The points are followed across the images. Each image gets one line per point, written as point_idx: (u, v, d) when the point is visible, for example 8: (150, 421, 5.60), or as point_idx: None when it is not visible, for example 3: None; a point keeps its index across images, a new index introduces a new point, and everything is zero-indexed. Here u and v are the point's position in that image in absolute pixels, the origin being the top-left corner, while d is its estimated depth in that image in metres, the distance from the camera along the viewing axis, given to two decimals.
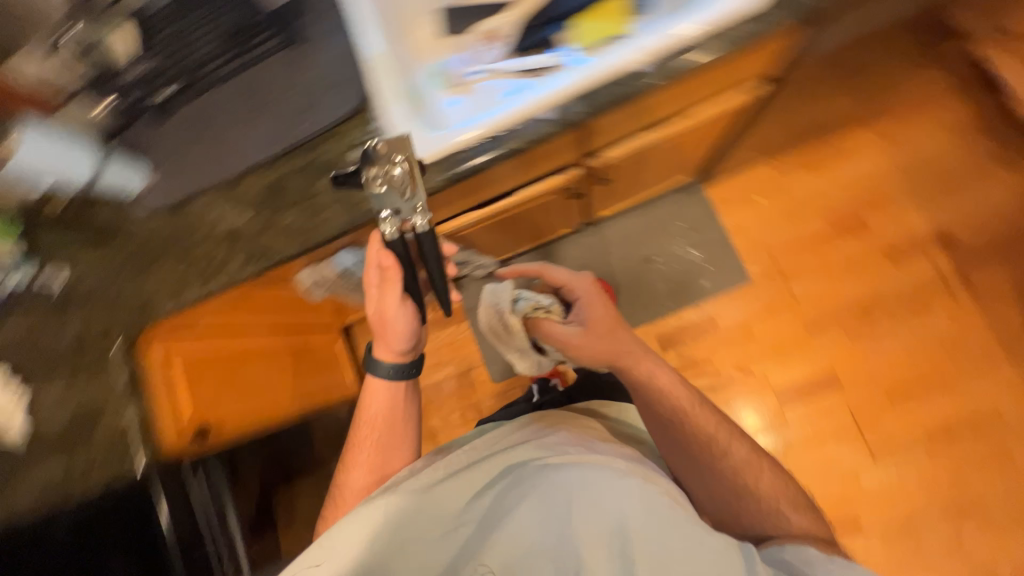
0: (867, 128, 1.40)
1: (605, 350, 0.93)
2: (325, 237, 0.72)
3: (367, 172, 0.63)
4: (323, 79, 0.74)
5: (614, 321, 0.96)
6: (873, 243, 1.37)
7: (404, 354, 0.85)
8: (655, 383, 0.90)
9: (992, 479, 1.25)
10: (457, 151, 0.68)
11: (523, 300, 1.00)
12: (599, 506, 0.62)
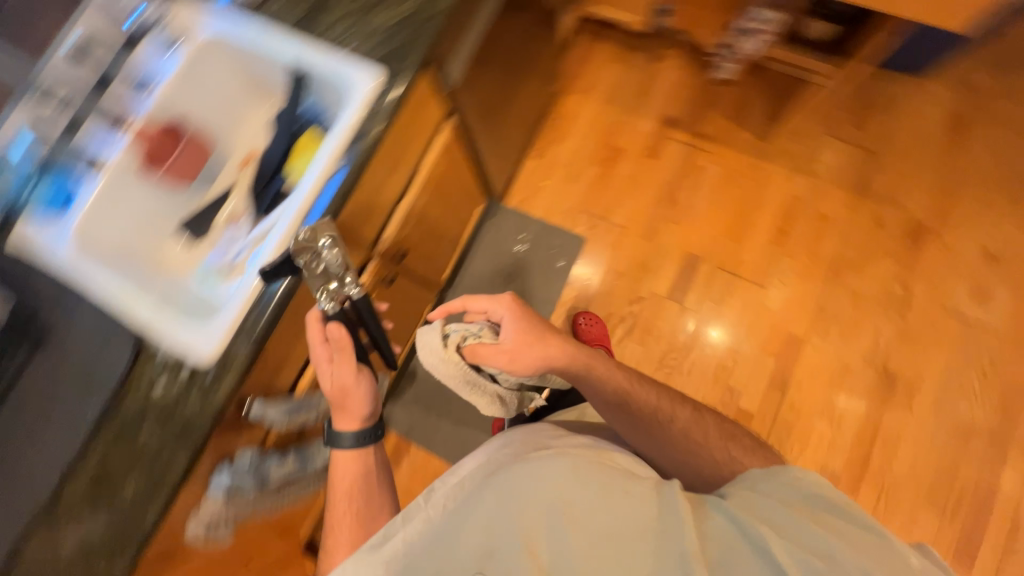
0: (568, 90, 1.74)
1: (542, 354, 0.99)
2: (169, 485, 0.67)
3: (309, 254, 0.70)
4: (97, 342, 0.74)
5: (549, 333, 1.01)
6: (634, 155, 1.66)
7: (367, 420, 0.87)
8: (594, 377, 1.01)
9: (830, 238, 1.52)
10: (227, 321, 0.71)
11: (454, 334, 1.04)
12: (545, 486, 0.74)
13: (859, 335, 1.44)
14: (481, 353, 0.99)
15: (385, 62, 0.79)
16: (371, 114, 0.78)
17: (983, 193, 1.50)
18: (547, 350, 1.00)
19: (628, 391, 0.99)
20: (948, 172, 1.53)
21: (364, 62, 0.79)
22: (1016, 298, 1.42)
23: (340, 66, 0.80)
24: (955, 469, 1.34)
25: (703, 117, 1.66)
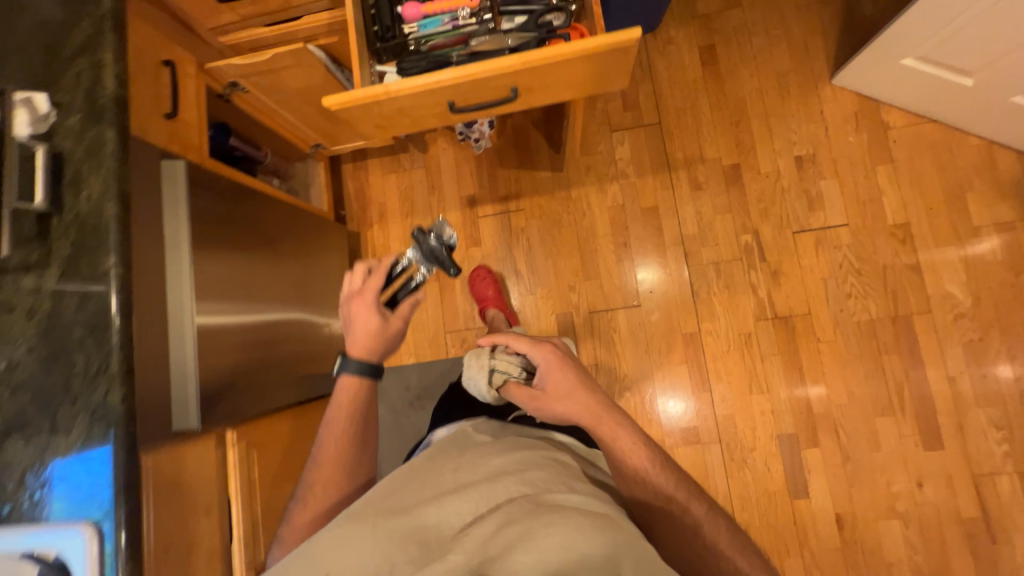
0: (364, 225, 1.63)
1: (565, 410, 0.86)
2: None
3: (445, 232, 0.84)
4: None
5: (581, 391, 0.86)
6: (460, 250, 1.59)
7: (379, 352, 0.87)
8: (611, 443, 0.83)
9: (668, 226, 1.50)
10: None
11: (498, 370, 0.97)
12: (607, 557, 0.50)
13: (740, 299, 1.44)
14: (511, 391, 0.94)
15: (96, 503, 0.69)
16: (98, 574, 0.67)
17: (766, 107, 1.48)
18: (576, 400, 0.86)
19: (644, 464, 0.81)
20: (729, 104, 1.50)
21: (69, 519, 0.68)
22: (846, 184, 1.43)
23: (39, 536, 0.67)
24: (882, 369, 1.36)
25: (497, 180, 1.58)
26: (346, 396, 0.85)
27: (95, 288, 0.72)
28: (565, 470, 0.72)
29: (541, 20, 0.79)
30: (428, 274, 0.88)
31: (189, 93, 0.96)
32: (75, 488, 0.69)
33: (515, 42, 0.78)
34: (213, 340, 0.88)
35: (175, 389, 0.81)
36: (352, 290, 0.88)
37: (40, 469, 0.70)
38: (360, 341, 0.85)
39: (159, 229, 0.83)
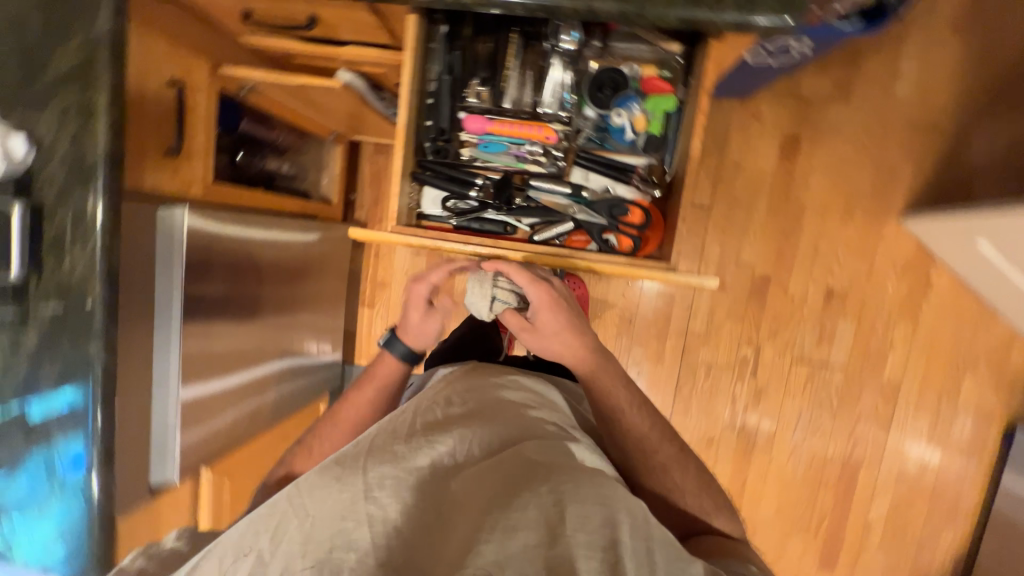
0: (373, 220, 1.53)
1: (550, 352, 0.73)
2: None
3: (529, 154, 0.75)
4: None
5: (574, 334, 0.72)
6: (464, 272, 1.53)
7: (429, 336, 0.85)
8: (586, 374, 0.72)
9: (676, 315, 1.46)
10: None
11: (499, 299, 0.75)
12: (608, 503, 0.50)
13: (717, 403, 1.48)
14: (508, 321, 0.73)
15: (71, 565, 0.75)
16: None
17: (822, 225, 1.38)
18: (572, 341, 0.72)
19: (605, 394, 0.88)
20: (785, 210, 1.38)
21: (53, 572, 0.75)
22: (862, 329, 1.41)
23: None
24: (814, 498, 1.48)
25: None
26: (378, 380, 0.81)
27: (77, 374, 0.69)
28: (534, 397, 0.75)
29: (613, 210, 0.73)
30: (482, 180, 0.75)
31: (195, 112, 0.84)
32: (36, 554, 0.75)
33: (579, 215, 0.74)
34: (197, 399, 0.87)
35: (155, 440, 0.84)
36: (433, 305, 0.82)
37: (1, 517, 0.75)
38: (414, 330, 0.83)
39: (150, 279, 0.80)
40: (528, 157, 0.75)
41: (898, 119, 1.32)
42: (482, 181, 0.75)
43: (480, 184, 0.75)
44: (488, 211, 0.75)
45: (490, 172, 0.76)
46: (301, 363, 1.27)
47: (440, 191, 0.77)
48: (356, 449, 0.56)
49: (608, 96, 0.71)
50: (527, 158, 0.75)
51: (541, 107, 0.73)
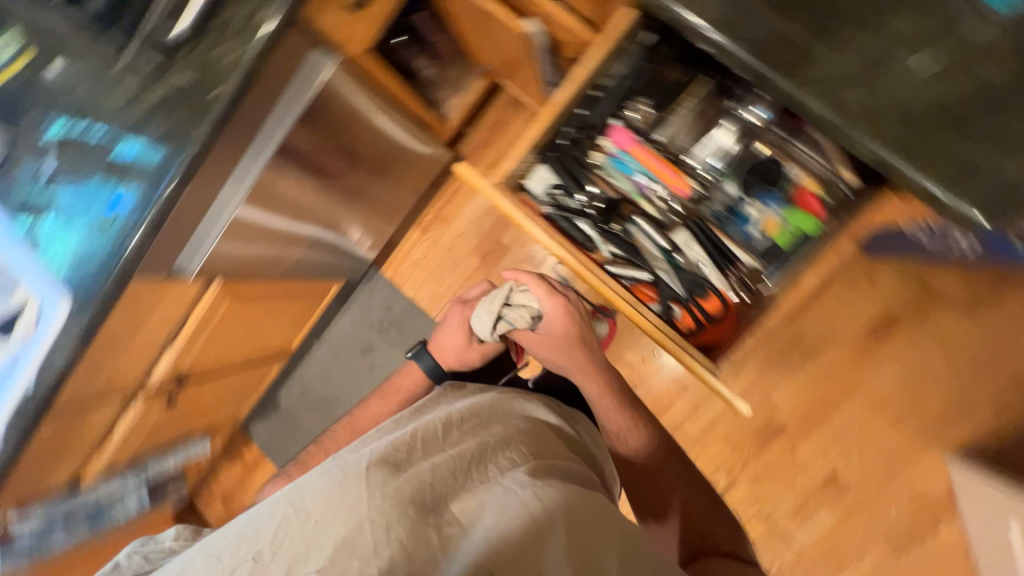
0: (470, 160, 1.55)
1: (553, 355, 1.06)
2: None
3: (652, 193, 0.80)
4: None
5: (573, 343, 1.04)
6: (517, 252, 1.54)
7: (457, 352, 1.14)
8: (580, 374, 1.04)
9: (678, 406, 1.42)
10: None
11: (506, 319, 1.07)
12: (583, 515, 0.65)
13: None
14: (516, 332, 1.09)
15: (75, 286, 0.80)
16: (60, 334, 0.81)
17: (866, 411, 1.30)
18: (575, 351, 1.05)
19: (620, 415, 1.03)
20: (838, 378, 1.31)
21: (59, 283, 0.81)
22: (843, 528, 1.32)
23: (42, 280, 0.82)
24: None
25: None
26: (414, 377, 1.16)
27: (176, 135, 0.77)
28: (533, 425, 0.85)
29: (693, 278, 0.82)
30: (595, 184, 0.81)
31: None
32: (57, 261, 0.82)
33: (660, 270, 0.82)
34: (249, 221, 0.92)
35: (198, 234, 0.88)
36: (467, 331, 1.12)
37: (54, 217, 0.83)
38: (442, 345, 1.15)
39: (275, 102, 0.82)
40: (648, 195, 0.81)
41: (1006, 363, 1.22)
42: (593, 187, 0.82)
43: (592, 190, 0.82)
44: (582, 221, 0.83)
45: (605, 186, 0.82)
46: (337, 243, 1.31)
47: (553, 176, 0.80)
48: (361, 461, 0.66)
49: (753, 183, 0.78)
50: (647, 190, 0.81)
51: (688, 150, 0.79)
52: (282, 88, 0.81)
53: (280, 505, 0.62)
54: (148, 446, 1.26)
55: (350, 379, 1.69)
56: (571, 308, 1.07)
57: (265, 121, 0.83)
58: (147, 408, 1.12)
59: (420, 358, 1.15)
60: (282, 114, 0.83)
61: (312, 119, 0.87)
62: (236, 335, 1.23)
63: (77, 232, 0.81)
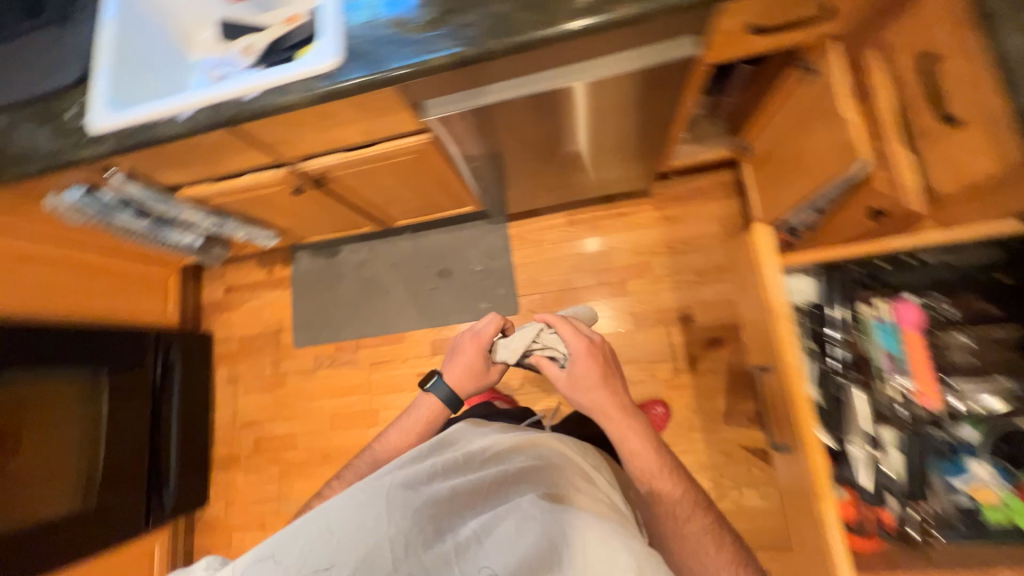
0: (653, 203, 1.53)
1: (581, 400, 0.93)
2: (42, 161, 0.92)
3: (900, 382, 0.82)
4: (72, 51, 0.96)
5: (602, 391, 0.92)
6: (631, 302, 1.49)
7: (467, 373, 1.00)
8: (613, 426, 0.91)
9: None
10: (133, 123, 0.88)
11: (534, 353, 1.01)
12: (601, 539, 0.65)
13: None
14: (545, 368, 0.98)
15: (354, 55, 0.80)
16: (310, 80, 0.81)
17: None
18: (598, 396, 0.92)
19: (656, 473, 0.88)
20: None
21: (345, 38, 0.80)
22: None
23: (330, 26, 0.81)
24: None
25: (711, 349, 1.42)
26: (427, 410, 0.98)
27: (540, 9, 0.73)
28: (555, 455, 0.79)
29: (890, 477, 0.79)
30: (845, 331, 0.85)
31: (800, 32, 0.82)
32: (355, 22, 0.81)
33: (856, 448, 0.82)
34: (506, 115, 0.91)
35: (466, 90, 0.86)
36: (471, 351, 1.00)
37: None
38: (457, 372, 1.00)
39: (627, 47, 0.79)
40: (893, 383, 0.82)
41: None
42: (843, 335, 0.85)
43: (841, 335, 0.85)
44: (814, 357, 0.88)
45: (854, 343, 0.85)
46: (511, 181, 1.30)
47: (812, 300, 0.88)
48: (384, 481, 0.64)
49: (999, 450, 0.78)
50: (896, 374, 0.82)
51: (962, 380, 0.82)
52: (645, 39, 0.78)
53: (308, 520, 0.58)
54: (239, 209, 1.25)
55: (410, 284, 1.67)
56: (594, 355, 0.94)
57: (607, 54, 0.80)
58: (276, 181, 1.11)
59: (433, 391, 0.98)
60: (623, 58, 0.80)
61: (634, 82, 0.84)
62: (382, 183, 1.22)
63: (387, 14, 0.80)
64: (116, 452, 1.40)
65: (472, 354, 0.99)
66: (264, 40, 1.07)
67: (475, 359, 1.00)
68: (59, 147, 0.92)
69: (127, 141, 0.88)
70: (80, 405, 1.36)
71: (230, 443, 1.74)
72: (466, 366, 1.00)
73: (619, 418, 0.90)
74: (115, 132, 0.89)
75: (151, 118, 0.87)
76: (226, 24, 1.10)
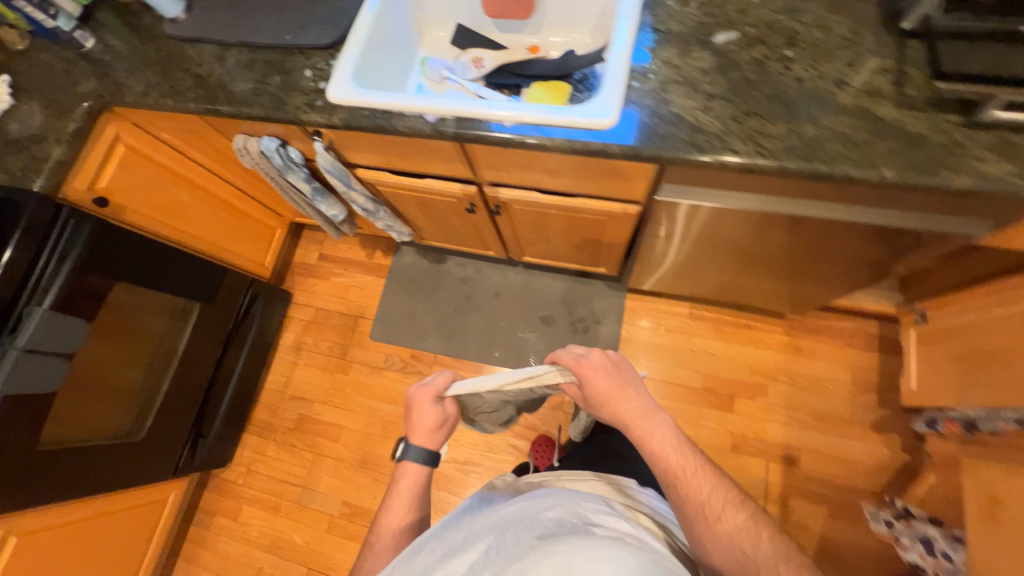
0: (785, 327, 1.45)
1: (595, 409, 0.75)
2: (264, 111, 0.90)
3: None
4: (327, 14, 0.94)
5: (614, 397, 0.72)
6: (734, 421, 1.40)
7: (431, 427, 0.81)
8: (631, 430, 0.72)
9: None
10: (372, 106, 0.85)
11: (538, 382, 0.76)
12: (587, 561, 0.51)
13: None
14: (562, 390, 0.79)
15: (632, 121, 0.75)
16: (577, 128, 0.76)
17: None
18: (614, 407, 0.73)
19: (682, 474, 0.69)
20: None
21: (623, 102, 0.76)
22: None
23: (615, 83, 0.76)
24: None
25: (808, 502, 1.31)
26: (409, 479, 0.81)
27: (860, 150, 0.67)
28: (563, 492, 0.70)
29: None
30: None
31: None
32: (643, 89, 0.77)
33: None
34: (743, 223, 0.85)
35: (722, 189, 0.80)
36: (423, 400, 0.81)
37: (676, 62, 0.77)
38: (420, 431, 0.81)
39: (922, 211, 0.72)
40: None
41: None
42: None
43: None
44: None
45: None
46: (671, 265, 1.24)
47: None
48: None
49: None
50: None
51: None
52: (950, 210, 0.71)
53: None
54: (398, 202, 1.21)
55: (508, 318, 1.61)
56: (602, 365, 0.73)
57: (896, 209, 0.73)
58: (459, 195, 1.07)
59: (406, 459, 0.81)
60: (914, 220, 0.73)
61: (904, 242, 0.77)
62: (548, 227, 1.17)
63: (681, 92, 0.75)
64: (177, 392, 1.35)
65: (424, 401, 0.80)
66: (502, 59, 1.04)
67: (428, 405, 0.81)
68: (285, 102, 0.90)
69: (359, 122, 0.85)
70: (166, 327, 1.29)
71: (273, 411, 1.67)
72: (425, 417, 0.81)
73: (637, 429, 0.71)
74: (350, 109, 0.86)
75: (391, 107, 0.84)
76: (467, 32, 1.07)
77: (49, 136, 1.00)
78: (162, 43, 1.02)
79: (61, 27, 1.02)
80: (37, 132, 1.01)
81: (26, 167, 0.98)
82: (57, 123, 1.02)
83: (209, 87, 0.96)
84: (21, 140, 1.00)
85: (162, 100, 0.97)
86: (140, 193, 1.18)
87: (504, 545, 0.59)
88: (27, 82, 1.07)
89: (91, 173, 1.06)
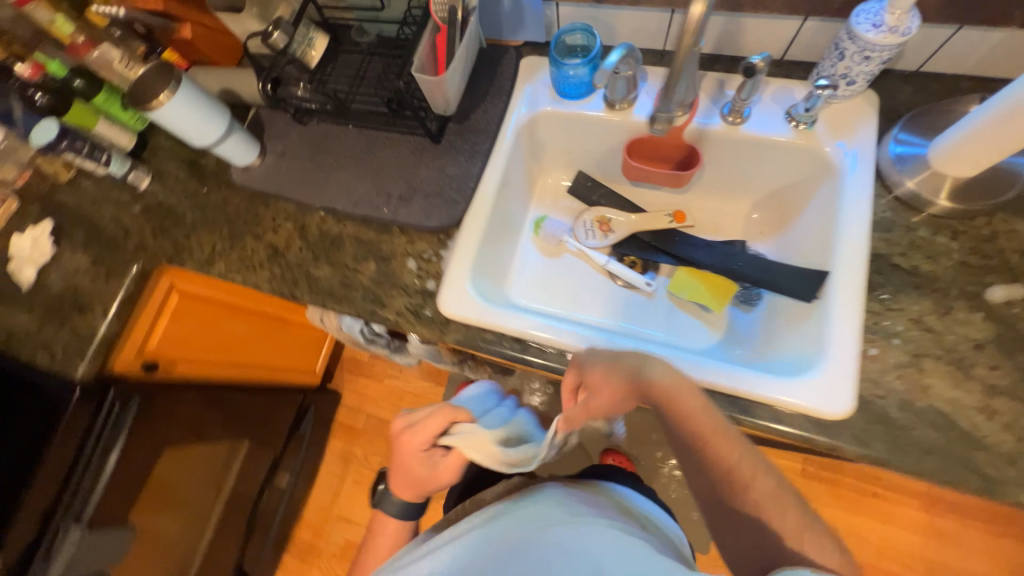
0: (919, 502, 1.23)
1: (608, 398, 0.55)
2: (358, 312, 0.72)
3: None
4: (435, 182, 0.76)
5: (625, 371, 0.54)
6: None
7: (419, 484, 0.71)
8: (659, 407, 0.52)
9: None
10: (498, 326, 0.66)
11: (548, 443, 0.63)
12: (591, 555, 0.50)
13: None
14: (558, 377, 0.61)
15: (875, 411, 0.55)
16: (789, 411, 0.57)
17: None
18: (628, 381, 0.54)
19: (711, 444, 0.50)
20: None
21: (859, 382, 0.55)
22: None
23: (844, 351, 0.56)
24: None
25: None
26: (392, 529, 0.78)
27: None
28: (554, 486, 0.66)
29: None
30: None
31: None
32: (887, 361, 0.56)
33: None
34: None
35: None
36: (415, 446, 0.68)
37: (935, 326, 0.56)
38: (402, 482, 0.72)
39: None
40: None
41: None
42: None
43: None
44: None
45: None
46: None
47: None
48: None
49: None
50: None
51: None
52: None
53: None
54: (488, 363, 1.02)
55: None
56: (624, 371, 0.54)
57: None
58: None
59: (386, 503, 0.76)
60: None
61: None
62: None
63: (945, 379, 0.54)
64: (220, 540, 1.19)
65: (410, 445, 0.68)
66: (637, 222, 0.83)
67: (416, 456, 0.68)
68: (385, 303, 0.71)
69: (484, 347, 0.67)
70: (216, 477, 1.13)
71: (317, 531, 1.52)
72: (411, 467, 0.70)
73: (661, 400, 0.52)
74: (467, 323, 0.68)
75: (525, 333, 0.65)
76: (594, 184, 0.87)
77: (99, 302, 0.84)
78: (232, 194, 0.85)
79: (114, 172, 0.87)
80: (84, 295, 0.85)
81: (70, 343, 0.83)
82: (106, 285, 0.86)
83: (285, 264, 0.78)
84: (66, 302, 0.85)
85: (230, 272, 0.80)
86: (195, 339, 1.02)
87: (488, 539, 0.57)
88: (71, 223, 0.90)
89: (142, 336, 0.91)
